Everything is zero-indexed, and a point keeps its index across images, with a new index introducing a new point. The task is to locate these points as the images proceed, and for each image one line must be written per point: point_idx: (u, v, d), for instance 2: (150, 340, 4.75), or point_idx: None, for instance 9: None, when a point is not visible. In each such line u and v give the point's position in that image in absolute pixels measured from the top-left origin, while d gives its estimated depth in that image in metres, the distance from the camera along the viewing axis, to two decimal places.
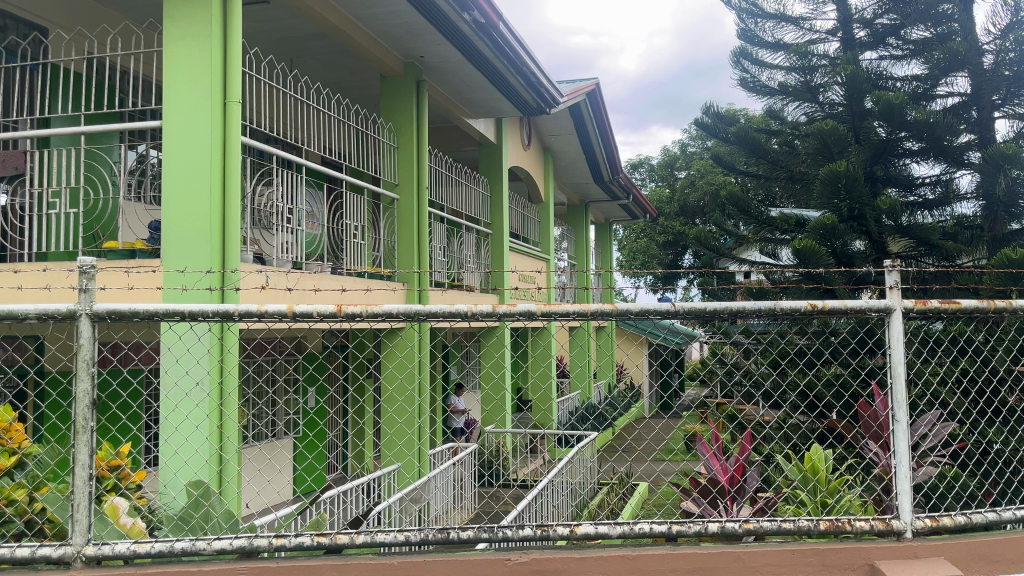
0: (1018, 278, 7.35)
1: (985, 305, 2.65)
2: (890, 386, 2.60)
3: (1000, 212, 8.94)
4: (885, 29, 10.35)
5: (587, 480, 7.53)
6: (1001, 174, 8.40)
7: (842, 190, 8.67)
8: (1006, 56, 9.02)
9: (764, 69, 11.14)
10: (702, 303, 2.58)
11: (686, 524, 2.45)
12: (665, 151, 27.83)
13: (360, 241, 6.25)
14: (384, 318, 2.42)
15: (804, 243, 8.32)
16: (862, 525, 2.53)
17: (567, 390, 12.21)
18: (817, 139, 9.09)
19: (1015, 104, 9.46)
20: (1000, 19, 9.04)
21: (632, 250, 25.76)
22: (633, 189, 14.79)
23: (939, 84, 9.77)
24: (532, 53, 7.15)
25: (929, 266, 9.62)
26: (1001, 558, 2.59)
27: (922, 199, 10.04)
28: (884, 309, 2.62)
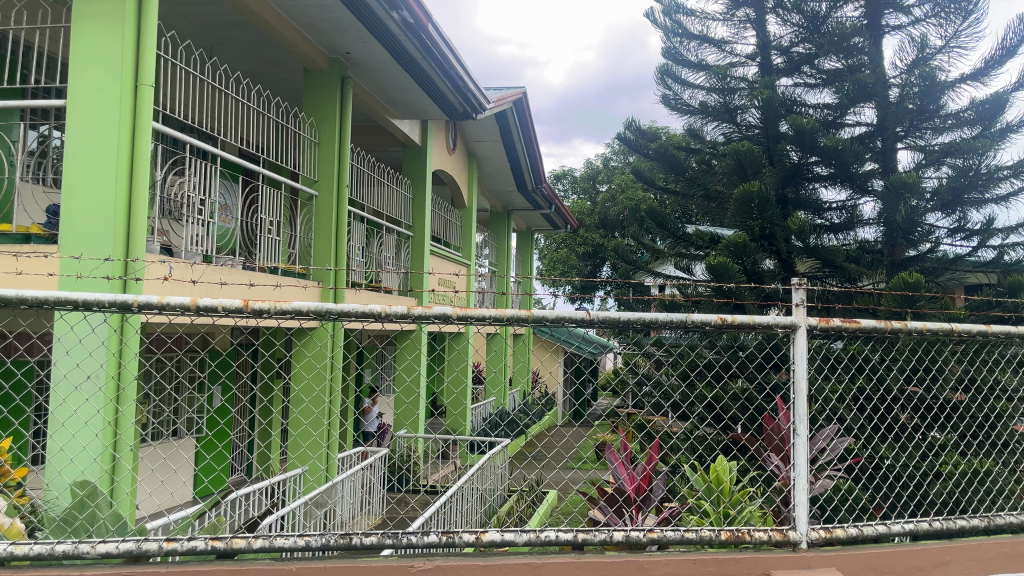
0: (912, 301, 7.70)
1: (883, 325, 2.78)
2: (791, 400, 2.72)
3: (900, 238, 9.39)
4: (800, 57, 10.79)
5: (497, 485, 7.50)
6: (902, 202, 8.81)
7: (754, 211, 8.88)
8: (911, 90, 9.42)
9: (687, 89, 11.42)
10: (617, 313, 2.59)
11: (592, 533, 2.49)
12: (588, 164, 28.27)
13: (276, 237, 6.08)
14: (294, 315, 2.35)
15: (717, 260, 8.49)
16: (761, 536, 2.63)
17: (482, 396, 12.22)
18: (732, 159, 9.27)
19: (917, 137, 9.93)
20: (907, 56, 9.58)
21: (552, 260, 26.04)
22: (557, 199, 14.92)
23: (847, 113, 10.21)
24: (461, 57, 7.13)
25: (832, 287, 9.98)
26: (888, 568, 2.72)
27: (828, 222, 10.43)
28: (789, 326, 2.72)
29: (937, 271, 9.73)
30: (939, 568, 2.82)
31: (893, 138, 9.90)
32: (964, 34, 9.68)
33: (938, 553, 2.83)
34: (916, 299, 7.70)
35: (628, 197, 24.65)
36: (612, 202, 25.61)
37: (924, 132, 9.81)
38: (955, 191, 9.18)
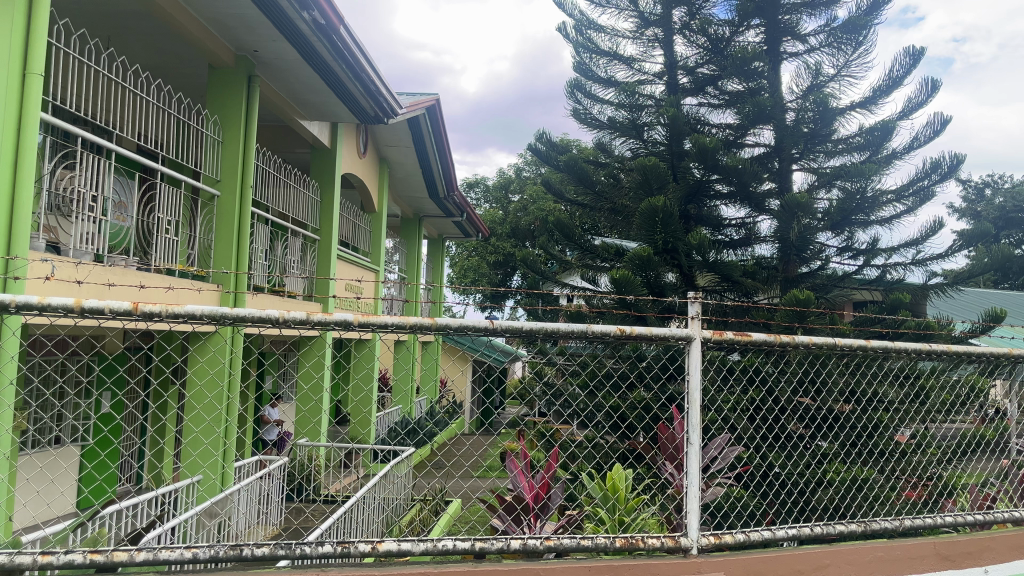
0: (803, 316, 8.07)
1: (772, 338, 2.92)
2: (686, 410, 2.84)
3: (793, 255, 9.84)
4: (704, 78, 11.17)
5: (400, 495, 7.43)
6: (795, 222, 9.23)
7: (659, 225, 9.10)
8: (805, 114, 9.87)
9: (596, 103, 11.65)
10: (522, 322, 2.64)
11: (490, 541, 2.53)
12: (501, 174, 28.47)
13: (174, 237, 5.86)
14: (187, 319, 2.28)
15: (621, 272, 8.64)
16: (654, 542, 2.75)
17: (388, 404, 12.11)
18: (639, 174, 9.48)
19: (811, 159, 10.42)
20: (802, 81, 10.07)
21: (463, 268, 26.02)
22: (468, 208, 14.92)
23: (747, 134, 10.63)
24: (372, 61, 7.05)
25: (730, 300, 10.31)
26: (770, 572, 2.92)
27: (727, 238, 10.83)
28: (684, 337, 2.83)
29: (826, 287, 10.23)
30: (818, 572, 3.02)
31: (789, 160, 10.36)
32: (854, 64, 10.23)
33: (819, 557, 3.03)
34: (806, 314, 8.07)
35: (539, 207, 24.92)
36: (524, 212, 25.84)
37: (817, 156, 10.30)
38: (844, 212, 9.66)
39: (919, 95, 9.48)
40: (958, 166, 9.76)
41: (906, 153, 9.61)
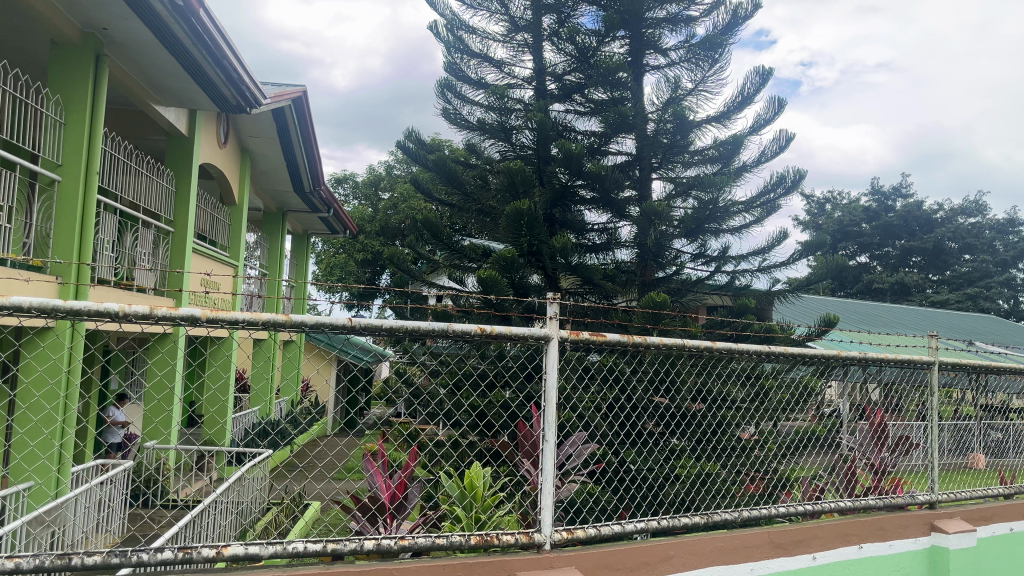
0: (658, 318, 8.40)
1: (625, 338, 3.18)
2: (543, 408, 2.99)
3: (651, 260, 10.25)
4: (571, 85, 11.43)
5: (256, 498, 7.17)
6: (653, 228, 9.64)
7: (524, 228, 9.20)
8: (665, 125, 10.32)
9: (466, 104, 11.68)
10: (379, 320, 2.69)
11: (342, 543, 2.53)
12: (371, 170, 28.05)
13: (6, 224, 5.40)
14: (13, 311, 2.11)
15: (487, 273, 8.66)
16: (509, 539, 2.84)
17: (246, 405, 11.65)
18: (506, 177, 9.50)
19: (670, 169, 10.87)
20: (662, 94, 10.52)
21: (330, 265, 25.47)
22: (335, 204, 14.59)
23: (610, 142, 10.96)
24: (236, 48, 6.76)
25: (591, 302, 10.54)
26: (618, 563, 3.10)
27: (590, 243, 11.05)
28: (542, 336, 3.01)
29: (681, 292, 10.72)
30: (662, 563, 3.26)
31: (649, 168, 10.80)
32: (710, 80, 10.78)
33: (664, 548, 3.27)
34: (662, 317, 8.43)
35: (410, 206, 24.80)
36: (393, 210, 25.63)
37: (675, 165, 10.80)
38: (698, 220, 10.14)
39: (767, 112, 10.11)
40: (800, 181, 10.48)
41: (755, 166, 10.22)
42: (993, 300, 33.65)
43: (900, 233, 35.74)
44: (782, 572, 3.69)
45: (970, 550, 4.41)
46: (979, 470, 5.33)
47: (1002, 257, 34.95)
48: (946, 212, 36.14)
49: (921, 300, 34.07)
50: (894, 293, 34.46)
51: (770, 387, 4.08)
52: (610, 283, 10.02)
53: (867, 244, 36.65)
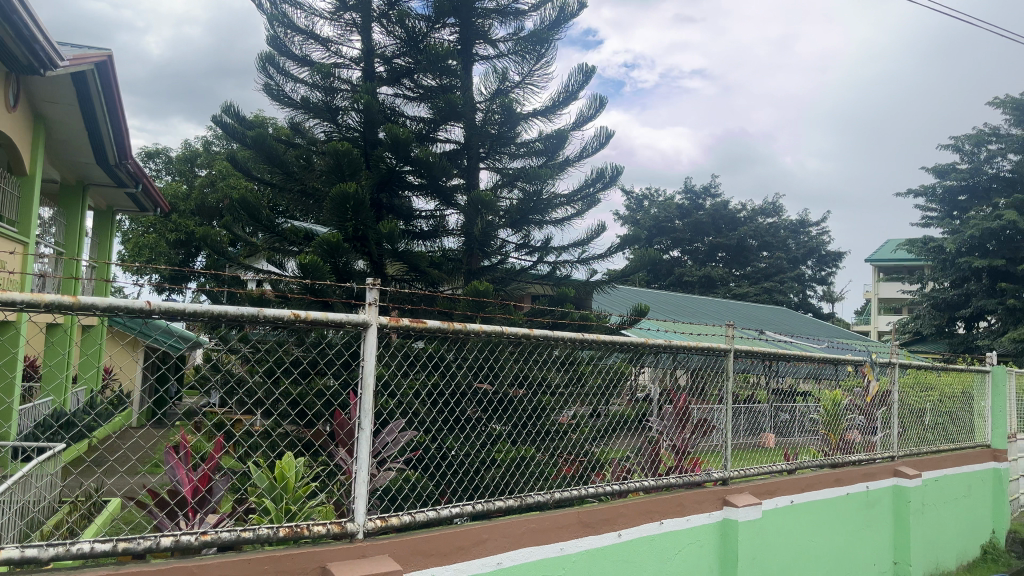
0: (482, 306, 8.49)
1: (444, 325, 3.34)
2: (361, 395, 3.02)
3: (477, 249, 10.34)
4: (400, 68, 11.28)
5: (43, 496, 6.55)
6: (479, 217, 9.80)
7: (349, 212, 9.00)
8: (493, 116, 10.51)
9: (290, 81, 11.24)
10: (181, 305, 2.59)
11: (135, 541, 2.41)
12: (185, 146, 26.33)
13: None
14: None
15: (308, 258, 8.34)
16: (320, 529, 2.83)
17: (36, 396, 10.61)
18: (331, 158, 9.21)
19: (497, 159, 11.02)
20: (490, 85, 10.67)
21: (138, 245, 23.76)
22: (145, 179, 13.58)
23: (439, 130, 10.92)
24: (28, 2, 6.10)
25: (417, 290, 10.49)
26: (434, 549, 3.15)
27: (417, 230, 10.98)
28: (360, 323, 3.06)
29: (505, 280, 10.91)
30: (475, 547, 3.33)
31: (476, 158, 10.89)
32: (537, 74, 11.04)
33: (479, 532, 3.34)
34: (485, 304, 8.49)
35: (229, 185, 23.63)
36: (212, 188, 24.35)
37: (501, 157, 10.97)
38: (523, 211, 10.38)
39: (589, 110, 10.48)
40: (617, 176, 11.02)
41: (577, 161, 10.58)
42: (785, 294, 37.10)
43: (707, 231, 38.37)
44: (591, 550, 3.88)
45: (754, 522, 4.90)
46: (771, 448, 5.60)
47: (794, 255, 38.59)
48: (748, 212, 39.32)
49: (725, 293, 36.89)
50: (702, 286, 36.95)
51: (585, 373, 4.21)
52: (436, 271, 10.03)
53: (679, 240, 38.92)
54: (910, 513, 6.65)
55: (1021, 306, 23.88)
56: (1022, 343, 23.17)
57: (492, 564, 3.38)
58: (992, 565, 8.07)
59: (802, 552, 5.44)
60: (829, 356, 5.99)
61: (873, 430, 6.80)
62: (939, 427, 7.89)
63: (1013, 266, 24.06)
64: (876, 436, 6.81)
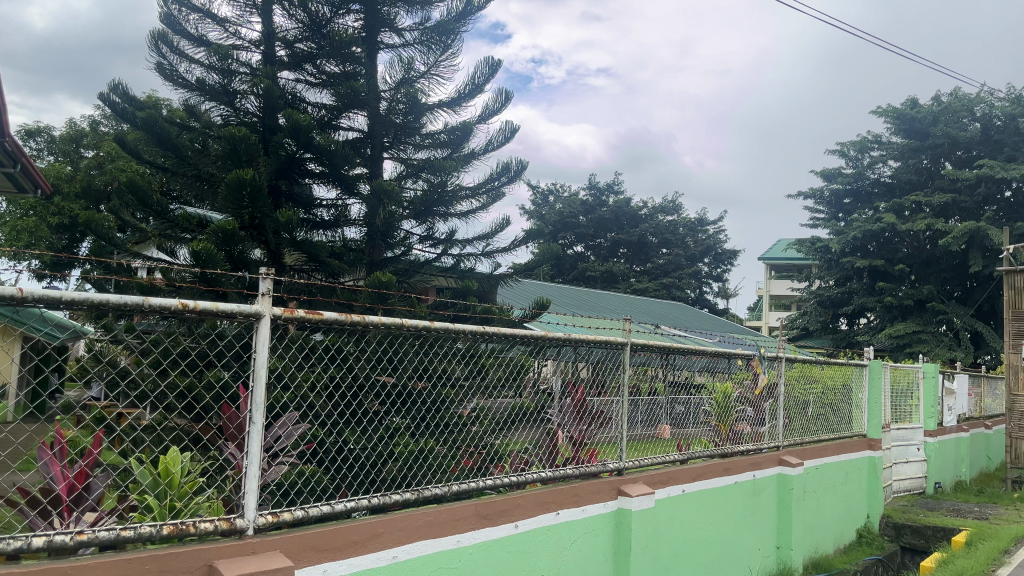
0: (384, 298, 8.35)
1: (341, 316, 3.30)
2: (252, 388, 2.98)
3: (379, 239, 10.14)
4: (302, 53, 10.79)
5: None
6: (382, 207, 9.60)
7: (246, 198, 8.68)
8: (397, 105, 10.42)
9: (184, 61, 10.81)
10: (58, 293, 2.47)
11: (3, 542, 2.30)
12: (71, 125, 24.92)
13: None
14: None
15: (202, 245, 7.96)
16: (207, 526, 2.76)
17: None
18: (227, 143, 8.87)
19: (401, 149, 10.86)
20: (394, 74, 10.57)
21: (15, 229, 22.34)
22: (24, 158, 12.75)
23: (341, 117, 10.66)
24: None
25: (317, 280, 10.23)
26: (327, 544, 3.10)
27: (318, 218, 10.74)
28: (252, 314, 2.99)
29: (408, 272, 10.82)
30: (370, 541, 3.29)
31: (380, 148, 10.67)
32: (443, 65, 10.99)
33: (374, 526, 3.31)
34: (386, 296, 8.34)
35: (118, 168, 22.52)
36: (99, 171, 23.15)
37: (406, 147, 10.84)
38: (427, 202, 10.37)
39: (495, 103, 10.50)
40: (522, 170, 11.10)
41: (482, 154, 10.57)
42: (683, 289, 38.27)
43: (610, 227, 39.11)
44: (488, 542, 3.90)
45: (647, 510, 5.07)
46: (667, 439, 5.75)
47: (692, 252, 39.89)
48: (649, 210, 40.32)
49: (625, 288, 37.75)
50: (604, 281, 37.64)
51: (485, 365, 4.20)
52: (336, 262, 9.83)
53: (583, 235, 39.51)
54: (792, 500, 7.00)
55: (897, 304, 25.43)
56: (898, 339, 24.66)
57: (387, 558, 3.35)
58: (866, 548, 8.58)
59: (691, 539, 5.63)
60: (722, 349, 6.25)
61: (762, 421, 7.07)
62: (821, 418, 8.31)
63: (891, 266, 25.59)
64: (764, 426, 7.10)
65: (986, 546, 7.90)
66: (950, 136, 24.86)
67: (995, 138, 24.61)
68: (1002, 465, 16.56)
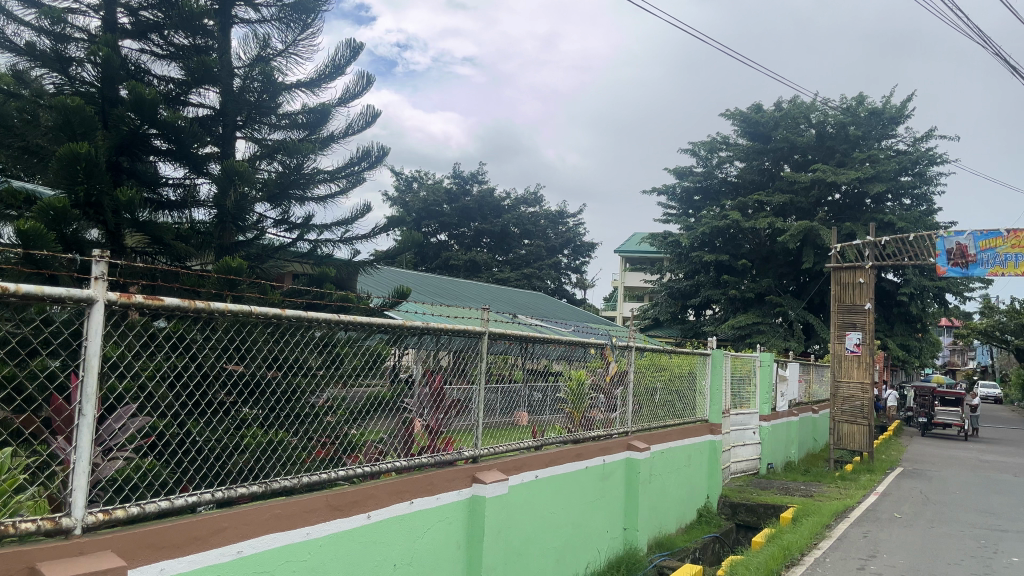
0: (234, 285, 7.88)
1: (182, 303, 3.15)
2: (82, 378, 2.80)
3: (230, 222, 9.74)
4: (146, 22, 9.90)
5: None
6: (232, 189, 9.21)
7: (81, 173, 7.97)
8: (251, 84, 10.07)
9: (12, 23, 9.88)
10: None
11: None
12: None
13: None
14: None
15: (30, 227, 7.12)
16: (29, 526, 2.57)
17: None
18: (58, 113, 8.17)
19: (254, 129, 10.42)
20: (248, 51, 10.23)
21: None
22: None
23: (191, 92, 10.06)
24: None
25: (161, 265, 9.44)
26: (164, 542, 2.96)
27: (163, 199, 10.09)
28: (86, 298, 2.80)
29: (261, 257, 10.48)
30: (213, 536, 3.16)
31: (233, 126, 10.21)
32: (301, 45, 10.63)
33: (217, 521, 3.18)
34: (236, 283, 7.93)
35: None
36: None
37: (260, 127, 10.40)
38: (283, 185, 10.07)
39: (356, 86, 10.28)
40: (383, 156, 10.95)
41: (341, 138, 10.33)
42: (543, 280, 39.07)
43: (473, 216, 39.27)
44: (337, 533, 3.83)
45: (500, 497, 5.17)
46: (524, 426, 5.88)
47: (552, 244, 40.77)
48: (511, 200, 40.78)
49: (487, 278, 38.05)
50: (467, 270, 37.76)
51: (342, 354, 4.11)
52: (182, 245, 9.30)
53: (447, 224, 39.46)
54: (638, 483, 7.32)
55: (739, 297, 27.06)
56: (740, 330, 26.24)
57: (231, 553, 3.24)
58: (704, 527, 9.13)
59: (542, 525, 5.77)
60: (578, 338, 6.42)
61: (612, 408, 7.34)
62: (667, 404, 8.72)
63: (735, 261, 27.18)
64: (614, 413, 7.37)
65: (809, 523, 8.56)
66: (790, 140, 26.61)
67: (828, 144, 26.55)
68: (825, 447, 18.02)
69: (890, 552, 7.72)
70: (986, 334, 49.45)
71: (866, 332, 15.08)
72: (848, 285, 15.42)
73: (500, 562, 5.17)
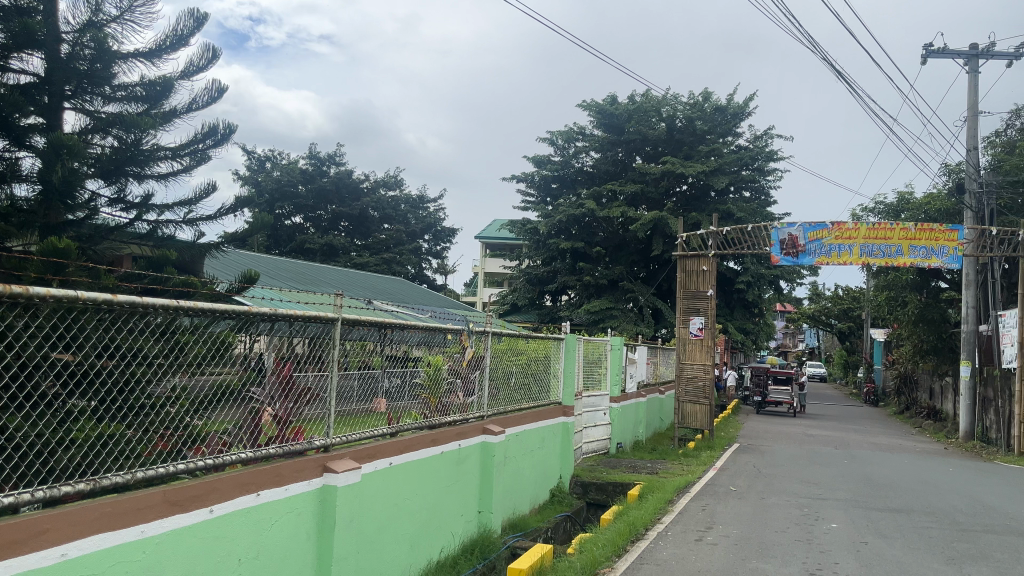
0: (58, 267, 7.18)
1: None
2: None
3: (56, 200, 8.86)
4: None
5: None
6: (59, 163, 8.49)
7: None
8: (82, 50, 9.32)
9: None
10: None
11: None
12: None
13: None
14: None
15: None
16: None
17: None
18: None
19: (85, 100, 9.58)
20: (78, 15, 9.44)
21: None
22: None
23: (11, 56, 9.03)
24: None
25: None
26: None
27: None
28: None
29: (93, 239, 9.73)
30: (33, 539, 2.94)
31: (60, 97, 9.33)
32: (138, 10, 9.99)
33: (37, 522, 2.95)
34: (62, 264, 7.26)
35: None
36: None
37: (93, 99, 9.62)
38: (117, 161, 9.47)
39: (200, 59, 9.74)
40: (230, 134, 10.45)
41: (184, 113, 9.76)
42: (403, 265, 38.80)
43: (330, 198, 38.33)
44: (175, 529, 3.65)
45: (352, 486, 5.09)
46: (380, 412, 5.81)
47: (413, 229, 40.48)
48: (371, 183, 40.08)
49: (345, 262, 37.29)
50: (324, 254, 36.90)
51: (184, 342, 3.91)
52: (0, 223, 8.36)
53: (302, 206, 38.29)
54: (493, 465, 7.43)
55: (593, 283, 27.97)
56: (594, 315, 27.13)
57: (55, 556, 3.01)
58: (557, 506, 9.40)
59: (395, 511, 5.74)
60: (437, 323, 6.45)
61: (469, 392, 7.39)
62: (523, 388, 8.87)
63: (590, 249, 28.03)
64: (472, 397, 7.43)
65: (653, 499, 8.98)
66: (642, 133, 27.58)
67: (677, 138, 27.79)
68: (671, 425, 18.98)
69: (725, 523, 8.25)
70: (815, 318, 53.60)
71: (708, 316, 15.95)
72: (693, 272, 16.25)
73: (351, 552, 5.08)
